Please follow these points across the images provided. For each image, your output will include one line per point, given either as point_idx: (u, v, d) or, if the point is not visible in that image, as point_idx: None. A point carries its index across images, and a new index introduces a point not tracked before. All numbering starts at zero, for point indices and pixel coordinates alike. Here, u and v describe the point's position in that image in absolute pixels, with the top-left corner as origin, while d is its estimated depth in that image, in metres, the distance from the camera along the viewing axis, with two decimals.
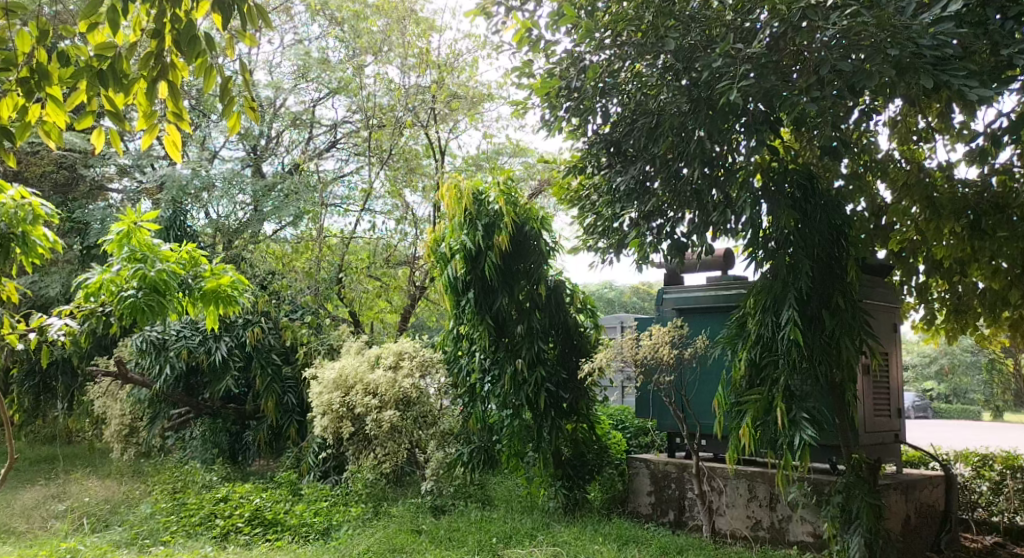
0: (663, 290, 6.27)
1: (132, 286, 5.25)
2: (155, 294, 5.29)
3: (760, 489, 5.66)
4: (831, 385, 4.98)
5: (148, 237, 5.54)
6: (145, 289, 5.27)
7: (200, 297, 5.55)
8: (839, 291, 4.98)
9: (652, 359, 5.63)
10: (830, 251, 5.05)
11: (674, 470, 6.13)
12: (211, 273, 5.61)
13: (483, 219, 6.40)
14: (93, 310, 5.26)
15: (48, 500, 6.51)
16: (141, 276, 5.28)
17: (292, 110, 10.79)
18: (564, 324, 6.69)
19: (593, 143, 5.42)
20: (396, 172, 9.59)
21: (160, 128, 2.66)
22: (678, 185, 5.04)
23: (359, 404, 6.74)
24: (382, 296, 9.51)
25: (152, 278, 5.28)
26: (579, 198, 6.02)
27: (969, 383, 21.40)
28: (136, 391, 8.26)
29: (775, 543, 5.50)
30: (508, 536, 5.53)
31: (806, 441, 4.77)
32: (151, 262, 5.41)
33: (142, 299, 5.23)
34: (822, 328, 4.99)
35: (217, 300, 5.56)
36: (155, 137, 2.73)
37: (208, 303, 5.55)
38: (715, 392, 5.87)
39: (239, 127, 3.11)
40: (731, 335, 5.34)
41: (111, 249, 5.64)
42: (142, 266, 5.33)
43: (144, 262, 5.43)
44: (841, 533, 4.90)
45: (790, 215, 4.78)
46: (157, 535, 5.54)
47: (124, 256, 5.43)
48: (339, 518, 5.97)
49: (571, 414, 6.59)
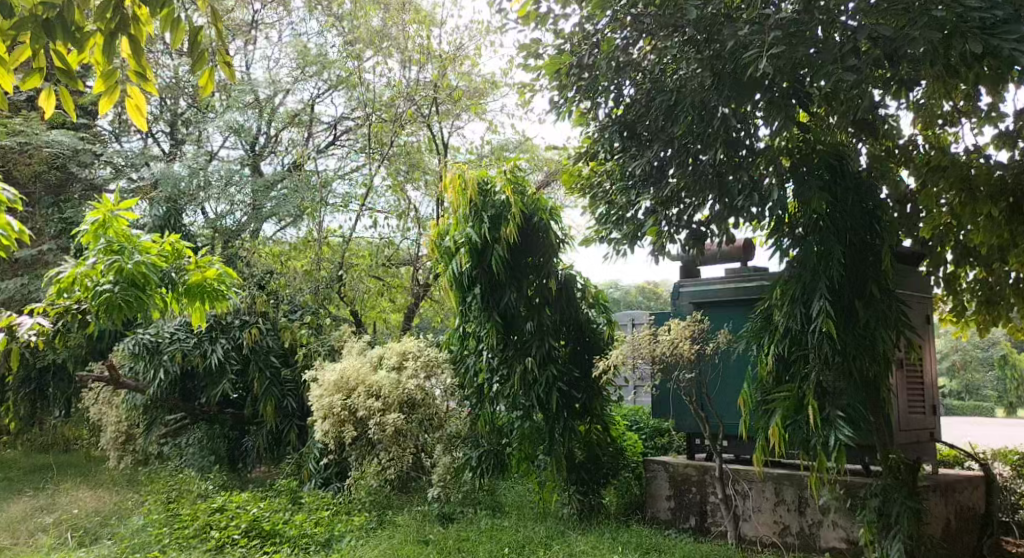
0: (679, 284, 5.97)
1: (109, 280, 5.01)
2: (133, 287, 5.06)
3: (787, 492, 5.32)
4: (866, 380, 4.64)
5: (127, 227, 5.19)
6: (122, 283, 5.03)
7: (185, 291, 5.32)
8: (874, 279, 4.64)
9: (670, 355, 5.29)
10: (863, 237, 4.71)
11: (694, 472, 5.80)
12: (196, 266, 5.36)
13: (489, 210, 6.11)
14: (67, 307, 5.45)
15: (35, 513, 6.18)
16: (118, 269, 5.00)
17: (291, 108, 10.35)
18: (576, 320, 6.34)
19: (605, 127, 5.10)
20: (396, 166, 9.29)
21: (121, 90, 2.45)
22: (700, 168, 4.72)
23: (362, 407, 6.43)
24: (385, 294, 9.17)
25: (129, 271, 5.00)
26: (591, 185, 5.67)
27: (981, 380, 21.05)
28: (131, 397, 7.95)
29: (806, 551, 5.17)
30: (522, 546, 5.20)
31: (842, 441, 4.47)
32: (129, 253, 5.07)
33: (118, 294, 4.99)
34: (856, 319, 4.65)
35: (203, 295, 5.37)
36: (115, 101, 2.53)
37: (193, 298, 5.34)
38: (739, 391, 5.53)
39: (211, 85, 2.99)
40: (756, 328, 5.00)
41: (86, 240, 5.25)
42: (119, 257, 5.02)
43: (121, 254, 5.08)
44: (879, 539, 4.56)
45: (820, 199, 4.43)
46: (148, 549, 5.21)
47: (100, 248, 5.08)
48: (341, 528, 5.64)
49: (584, 414, 6.26)
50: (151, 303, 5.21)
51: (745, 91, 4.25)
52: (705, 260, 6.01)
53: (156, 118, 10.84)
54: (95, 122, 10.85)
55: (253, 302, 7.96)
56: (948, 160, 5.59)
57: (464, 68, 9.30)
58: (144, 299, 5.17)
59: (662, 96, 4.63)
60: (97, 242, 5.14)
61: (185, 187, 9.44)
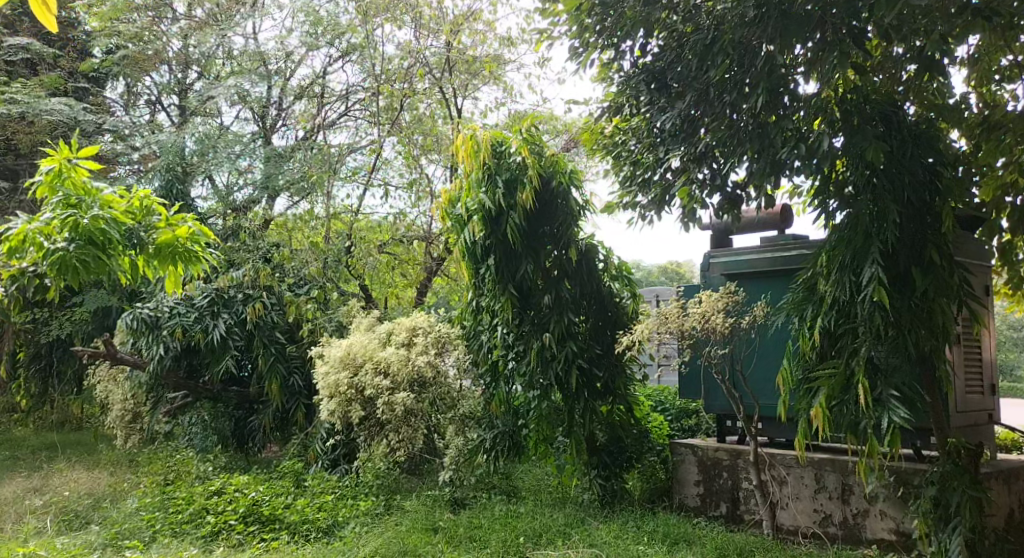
0: (710, 255, 5.56)
1: (63, 238, 3.69)
2: (92, 247, 3.72)
3: (829, 479, 4.86)
4: (923, 356, 4.14)
5: (88, 178, 3.89)
6: (78, 241, 3.70)
7: (156, 255, 3.98)
8: (933, 244, 4.09)
9: (700, 330, 4.84)
10: (922, 194, 4.17)
11: (726, 457, 5.35)
12: (167, 223, 4.03)
13: (504, 173, 5.67)
14: (23, 271, 4.12)
15: (26, 495, 5.88)
16: (73, 224, 3.70)
17: (303, 80, 10.00)
18: (598, 294, 5.90)
19: (631, 77, 4.66)
20: (408, 134, 8.75)
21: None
22: (739, 120, 4.25)
23: (369, 385, 6.05)
24: (395, 268, 8.58)
25: (85, 227, 3.68)
26: (614, 144, 5.13)
27: (1017, 361, 20.19)
28: (133, 375, 7.64)
29: (848, 542, 4.72)
30: (538, 535, 4.78)
31: (896, 423, 4.00)
32: (88, 207, 3.79)
33: (73, 254, 3.66)
34: (912, 288, 4.14)
35: (177, 259, 4.04)
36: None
37: (168, 263, 4.02)
38: (778, 368, 5.07)
39: None
40: (798, 299, 4.52)
41: (40, 193, 3.95)
42: (73, 211, 3.72)
43: (78, 208, 3.79)
44: (935, 532, 4.11)
45: (879, 150, 3.87)
46: (138, 536, 4.86)
47: (54, 202, 3.78)
48: (346, 513, 5.27)
49: (606, 394, 5.82)
50: (112, 267, 3.91)
51: (793, 27, 3.79)
52: (739, 229, 5.56)
53: (164, 88, 10.44)
54: (100, 93, 10.48)
55: (257, 275, 7.58)
56: (1007, 117, 5.06)
57: (477, 27, 8.73)
58: (103, 262, 3.83)
59: (698, 35, 4.23)
60: (54, 196, 3.86)
61: (189, 158, 9.03)
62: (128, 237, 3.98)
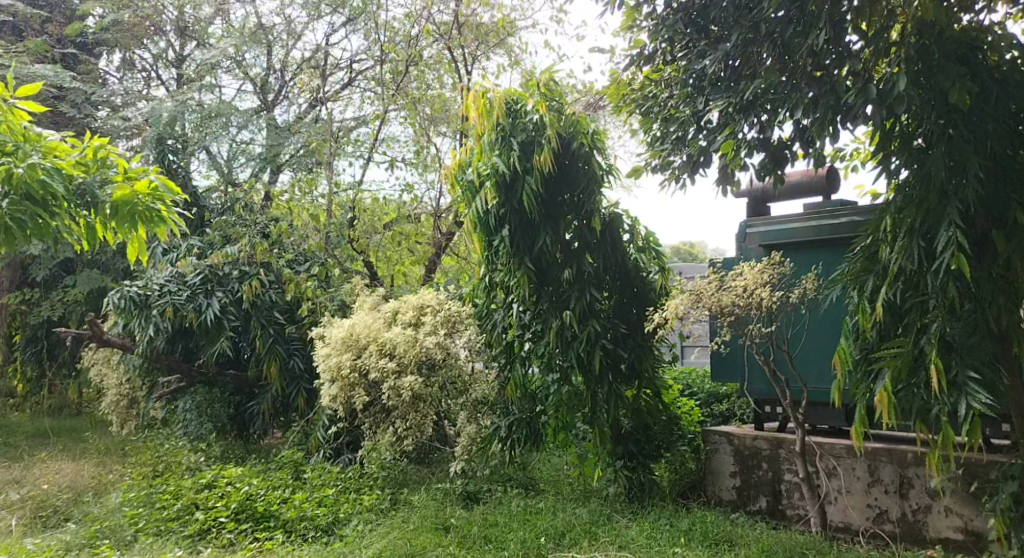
0: (747, 224, 5.02)
1: None
2: (28, 204, 3.25)
3: (886, 471, 4.34)
4: (1003, 332, 3.58)
5: (29, 124, 3.44)
6: (12, 197, 3.23)
7: (110, 214, 3.50)
8: (1018, 203, 3.53)
9: (741, 306, 4.31)
10: (1008, 146, 3.59)
11: (765, 446, 4.85)
12: (125, 178, 3.59)
13: (519, 134, 5.15)
14: None
15: (4, 487, 5.45)
16: (7, 175, 3.20)
17: (305, 49, 9.44)
18: (622, 268, 5.35)
19: (665, 19, 4.12)
20: (415, 102, 8.17)
21: None
22: (793, 64, 3.76)
23: (373, 368, 5.55)
24: (401, 244, 7.86)
25: (20, 178, 3.19)
26: (643, 98, 4.57)
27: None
28: (125, 357, 7.23)
29: (908, 542, 4.21)
30: (561, 535, 4.28)
31: (977, 409, 3.44)
32: (26, 155, 3.29)
33: (7, 211, 3.20)
34: (991, 254, 3.60)
35: (135, 219, 3.54)
36: None
37: (122, 222, 3.53)
38: (828, 348, 4.56)
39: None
40: (856, 270, 3.97)
41: None
42: (8, 159, 3.24)
43: (14, 156, 3.31)
44: (1016, 533, 3.57)
45: (962, 92, 3.34)
46: (118, 535, 4.40)
47: None
48: (347, 510, 4.79)
49: (632, 378, 5.30)
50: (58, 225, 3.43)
51: None
52: (780, 195, 5.04)
53: (160, 58, 9.95)
54: (93, 63, 10.01)
55: (253, 251, 7.20)
56: None
57: None
58: (43, 217, 3.37)
59: None
60: None
61: (184, 129, 8.55)
62: (80, 194, 3.52)
